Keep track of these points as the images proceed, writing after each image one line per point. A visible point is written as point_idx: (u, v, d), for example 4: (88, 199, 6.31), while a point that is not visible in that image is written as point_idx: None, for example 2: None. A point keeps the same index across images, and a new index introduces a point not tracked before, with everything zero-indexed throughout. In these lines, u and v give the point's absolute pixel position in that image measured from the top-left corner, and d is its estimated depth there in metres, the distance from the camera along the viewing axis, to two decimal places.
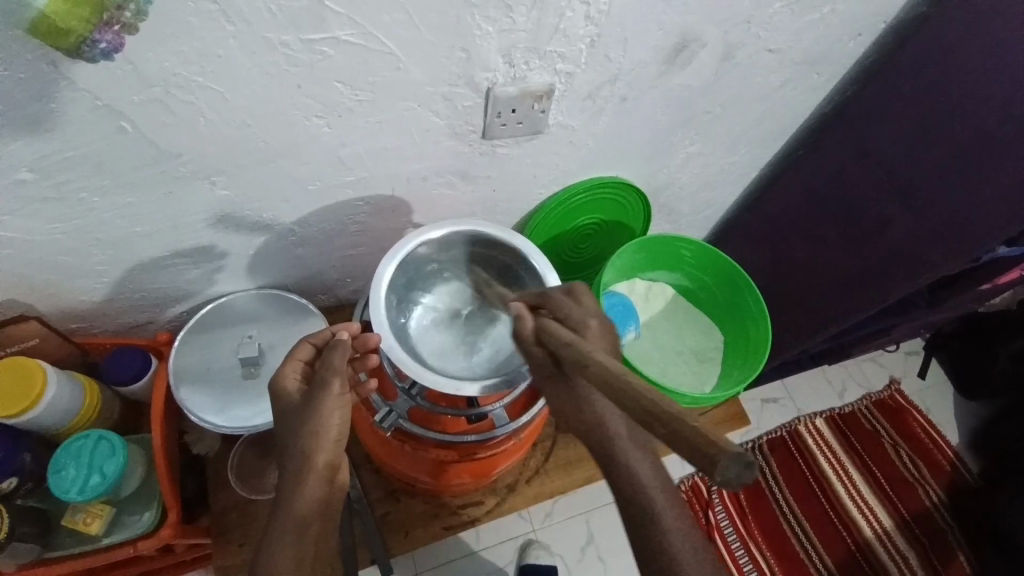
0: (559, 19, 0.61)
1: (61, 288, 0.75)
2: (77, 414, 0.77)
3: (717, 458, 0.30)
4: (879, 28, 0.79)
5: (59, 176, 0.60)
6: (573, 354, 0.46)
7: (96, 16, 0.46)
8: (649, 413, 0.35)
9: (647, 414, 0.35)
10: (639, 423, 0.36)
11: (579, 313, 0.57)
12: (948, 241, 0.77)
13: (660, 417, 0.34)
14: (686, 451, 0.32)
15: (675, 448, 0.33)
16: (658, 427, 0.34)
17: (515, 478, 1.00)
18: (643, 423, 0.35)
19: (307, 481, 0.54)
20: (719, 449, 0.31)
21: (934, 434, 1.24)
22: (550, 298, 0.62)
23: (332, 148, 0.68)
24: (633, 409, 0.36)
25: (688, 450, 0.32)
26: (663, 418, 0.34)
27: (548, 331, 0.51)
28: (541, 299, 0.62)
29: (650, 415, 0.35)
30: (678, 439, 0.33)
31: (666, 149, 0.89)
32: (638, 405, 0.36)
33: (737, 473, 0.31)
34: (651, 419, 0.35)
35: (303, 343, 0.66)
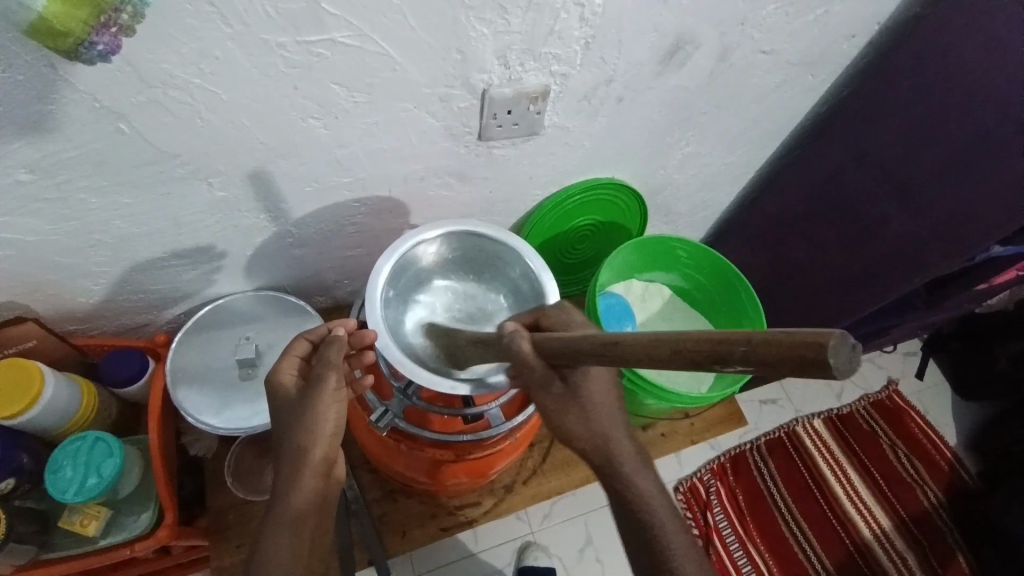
0: (555, 20, 0.62)
1: (60, 289, 0.75)
2: (74, 414, 0.77)
3: (823, 339, 0.34)
4: (872, 29, 0.80)
5: (58, 176, 0.60)
6: (597, 338, 0.49)
7: (94, 18, 0.45)
8: (725, 345, 0.39)
9: (718, 349, 0.39)
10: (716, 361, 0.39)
11: (574, 325, 0.64)
12: (948, 242, 0.76)
13: (745, 342, 0.38)
14: (781, 362, 0.36)
15: (766, 363, 0.36)
16: (740, 348, 0.38)
17: (513, 478, 0.99)
18: (723, 360, 0.39)
19: (304, 476, 0.55)
20: (821, 335, 0.35)
21: (932, 433, 1.23)
22: (541, 312, 0.67)
23: (330, 149, 0.68)
24: (705, 356, 0.40)
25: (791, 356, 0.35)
26: (745, 343, 0.38)
27: (552, 339, 0.54)
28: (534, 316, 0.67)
29: (727, 346, 0.39)
30: (768, 347, 0.36)
31: (663, 150, 0.89)
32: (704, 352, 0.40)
33: (847, 356, 0.34)
34: (729, 347, 0.39)
35: (298, 338, 0.64)
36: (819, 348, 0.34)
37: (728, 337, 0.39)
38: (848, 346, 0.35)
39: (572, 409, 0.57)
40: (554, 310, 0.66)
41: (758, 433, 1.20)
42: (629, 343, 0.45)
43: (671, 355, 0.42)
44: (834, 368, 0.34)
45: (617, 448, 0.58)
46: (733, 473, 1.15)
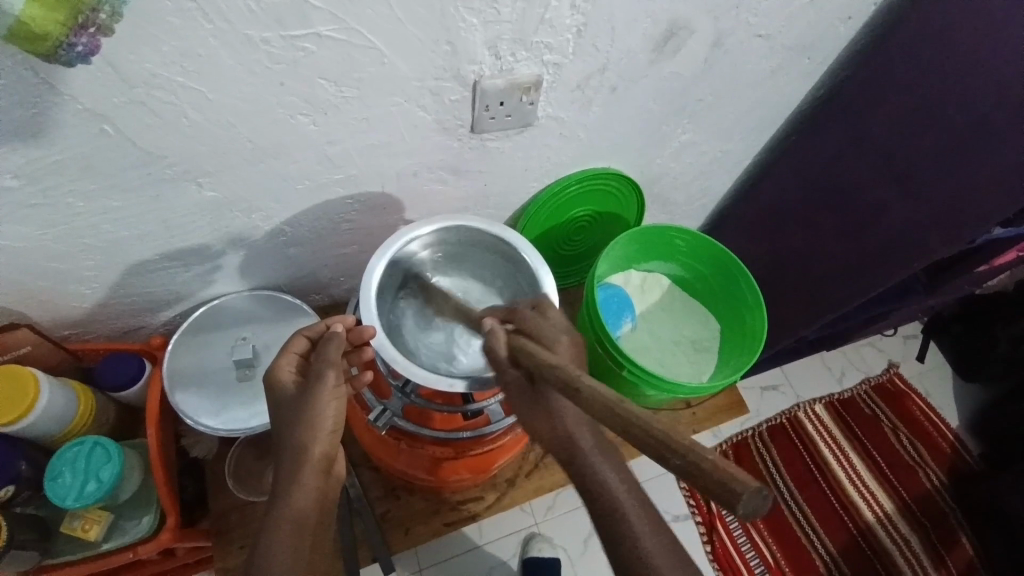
0: (545, 9, 0.60)
1: (53, 294, 0.75)
2: (72, 420, 0.77)
3: (746, 493, 0.32)
4: (868, 11, 0.79)
5: (45, 181, 0.59)
6: (557, 371, 0.47)
7: (71, 20, 0.44)
8: (661, 442, 0.36)
9: (659, 443, 0.36)
10: (653, 455, 0.36)
11: (549, 331, 0.60)
12: (947, 226, 0.75)
13: (671, 447, 0.35)
14: (707, 485, 0.33)
15: (694, 480, 0.34)
16: (673, 457, 0.35)
17: (514, 473, 0.99)
18: (659, 454, 0.36)
19: (304, 474, 0.55)
20: (744, 484, 0.32)
21: (933, 416, 1.24)
22: (518, 314, 0.64)
23: (321, 146, 0.67)
24: (643, 445, 0.37)
25: (713, 484, 0.33)
26: (681, 450, 0.35)
27: (524, 349, 0.54)
28: (509, 313, 0.65)
29: (672, 448, 0.35)
30: (697, 469, 0.34)
31: (659, 138, 0.88)
32: (650, 436, 0.37)
33: (756, 502, 0.32)
34: (666, 451, 0.36)
35: (297, 335, 0.65)
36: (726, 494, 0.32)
37: (668, 434, 0.36)
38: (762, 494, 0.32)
39: (538, 410, 0.57)
40: (532, 314, 0.64)
41: (759, 421, 1.19)
42: (584, 393, 0.42)
43: (615, 421, 0.39)
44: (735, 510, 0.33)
45: (582, 445, 0.54)
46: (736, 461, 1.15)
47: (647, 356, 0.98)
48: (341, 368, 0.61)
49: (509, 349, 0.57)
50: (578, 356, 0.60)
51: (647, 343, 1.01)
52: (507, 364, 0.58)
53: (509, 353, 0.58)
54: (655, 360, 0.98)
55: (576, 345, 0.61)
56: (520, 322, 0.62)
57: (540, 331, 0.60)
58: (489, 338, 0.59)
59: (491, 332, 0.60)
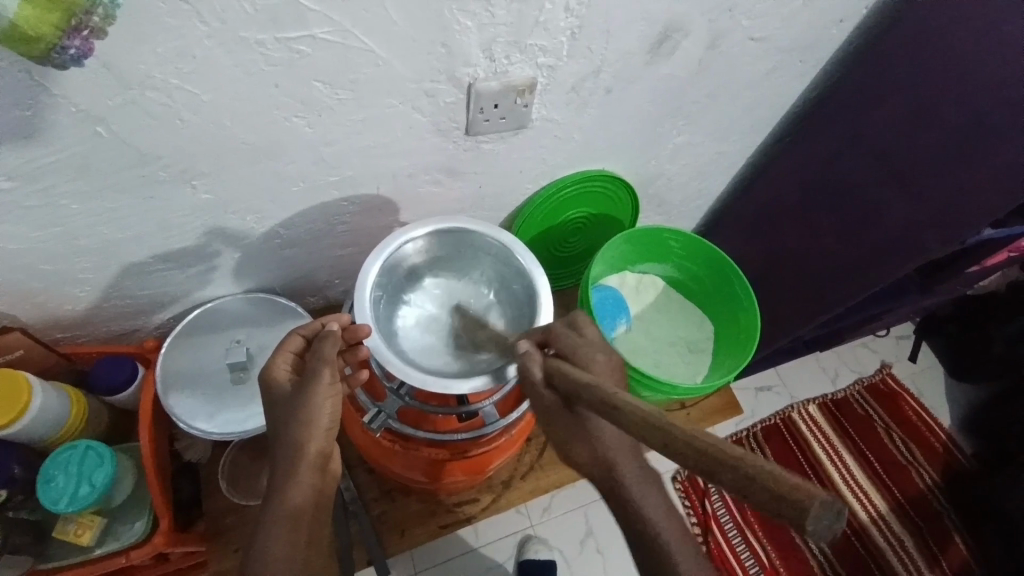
0: (540, 11, 0.61)
1: (46, 297, 0.74)
2: (65, 423, 0.76)
3: (808, 505, 0.30)
4: (859, 14, 0.79)
5: (39, 182, 0.59)
6: (594, 392, 0.47)
7: (66, 22, 0.44)
8: (713, 460, 0.34)
9: (712, 461, 0.35)
10: (705, 472, 0.35)
11: (584, 349, 0.59)
12: (943, 225, 0.75)
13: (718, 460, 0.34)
14: (766, 500, 0.31)
15: (746, 494, 0.33)
16: (724, 473, 0.34)
17: (510, 474, 1.00)
18: (709, 473, 0.35)
19: (300, 471, 0.55)
20: (807, 494, 0.30)
21: (925, 416, 1.25)
22: (552, 333, 0.63)
23: (316, 147, 0.67)
24: (694, 466, 0.36)
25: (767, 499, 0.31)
26: (733, 464, 0.34)
27: (558, 369, 0.54)
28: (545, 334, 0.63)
29: (721, 463, 0.34)
30: (751, 483, 0.32)
31: (654, 140, 0.89)
32: (699, 453, 0.35)
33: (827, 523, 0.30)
34: (715, 466, 0.34)
35: (292, 334, 0.64)
36: (794, 510, 0.30)
37: (718, 450, 0.35)
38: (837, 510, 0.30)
39: (579, 433, 0.55)
40: (567, 331, 0.62)
41: (753, 422, 1.20)
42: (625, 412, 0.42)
43: (663, 444, 0.38)
44: (805, 531, 0.30)
45: (621, 466, 0.53)
46: None
47: (643, 358, 0.99)
48: (337, 367, 0.61)
49: (545, 372, 0.56)
50: (615, 374, 0.58)
51: (643, 344, 1.01)
52: (542, 388, 0.57)
53: (544, 375, 0.57)
54: (650, 361, 0.98)
55: (612, 363, 0.59)
56: (559, 343, 0.61)
57: (574, 350, 0.59)
58: (523, 360, 0.58)
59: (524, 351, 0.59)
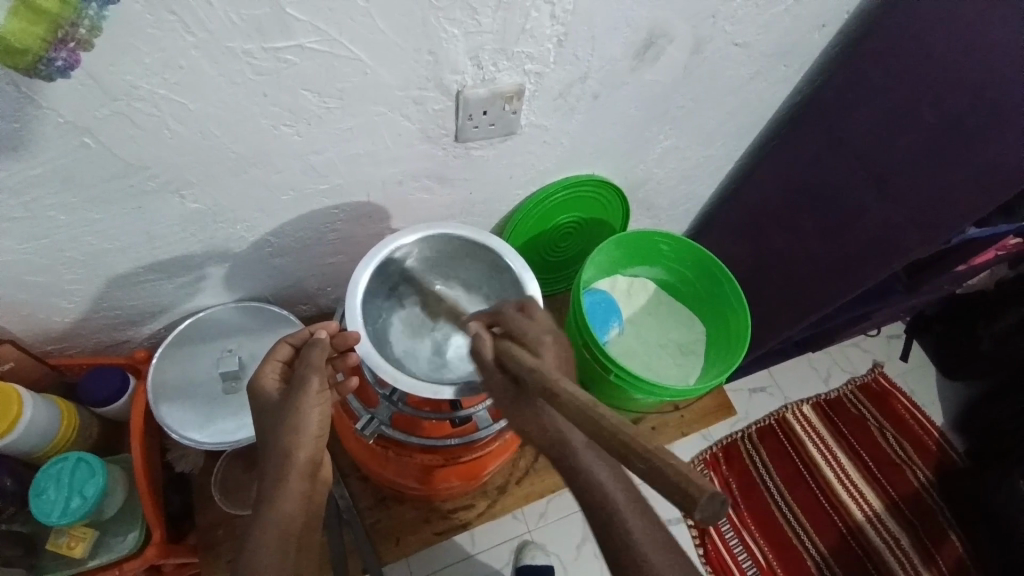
0: (525, 19, 0.61)
1: (34, 308, 0.74)
2: (54, 436, 0.76)
3: (695, 498, 0.33)
4: (842, 17, 0.80)
5: (26, 194, 0.59)
6: (539, 375, 0.47)
7: (51, 34, 0.45)
8: (627, 446, 0.37)
9: (625, 447, 0.37)
10: (616, 456, 0.37)
11: (532, 331, 0.58)
12: (926, 225, 0.76)
13: (637, 451, 0.36)
14: (669, 490, 0.34)
15: (656, 482, 0.35)
16: (638, 462, 0.36)
17: (505, 479, 0.99)
18: (621, 455, 0.37)
19: (290, 480, 0.54)
20: (699, 488, 0.33)
21: (918, 414, 1.26)
22: (503, 316, 0.62)
23: (305, 156, 0.67)
24: (612, 448, 0.38)
25: (677, 488, 0.34)
26: (644, 456, 0.36)
27: (509, 352, 0.54)
28: (494, 317, 0.63)
29: (633, 451, 0.36)
30: (660, 473, 0.34)
31: (642, 144, 0.89)
32: (616, 441, 0.37)
33: (714, 509, 0.33)
34: (631, 455, 0.36)
35: (280, 343, 0.64)
36: (683, 500, 0.33)
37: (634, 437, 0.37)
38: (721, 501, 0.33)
39: (528, 410, 0.55)
40: (516, 314, 0.62)
41: (748, 422, 1.20)
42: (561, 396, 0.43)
43: (585, 423, 0.40)
44: (693, 516, 0.33)
45: (573, 443, 0.53)
46: (726, 463, 1.16)
47: (635, 361, 0.99)
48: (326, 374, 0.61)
49: (495, 354, 0.56)
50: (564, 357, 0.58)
51: (634, 347, 1.01)
52: (493, 370, 0.56)
53: (495, 356, 0.56)
54: (642, 364, 0.99)
55: (560, 343, 0.59)
56: (507, 323, 0.61)
57: (522, 330, 0.59)
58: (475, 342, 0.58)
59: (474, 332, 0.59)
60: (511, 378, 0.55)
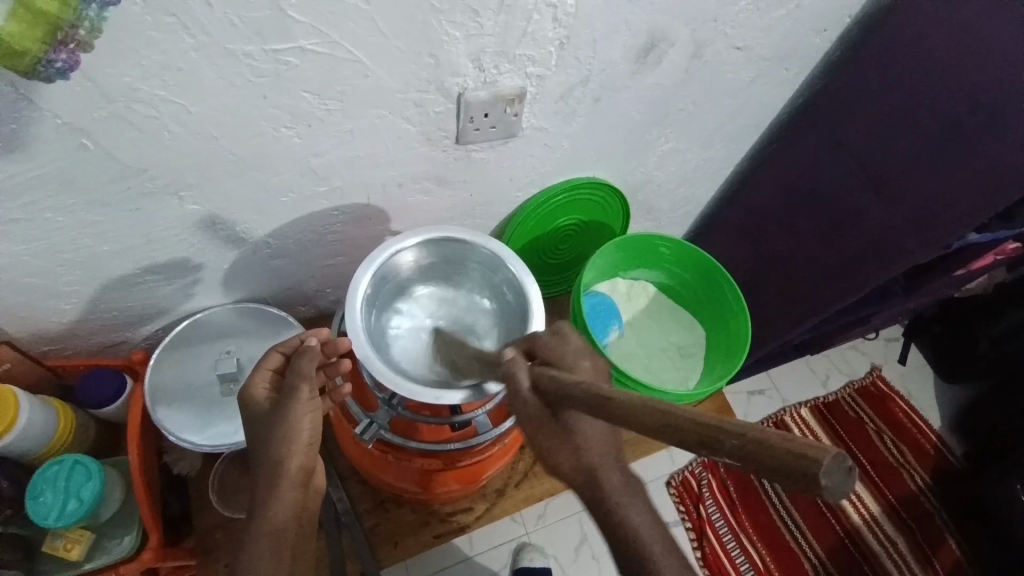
0: (527, 22, 0.61)
1: (31, 310, 0.74)
2: (51, 439, 0.75)
3: (813, 456, 0.31)
4: (843, 21, 0.80)
5: (23, 196, 0.58)
6: (589, 390, 0.46)
7: (50, 36, 0.44)
8: (709, 427, 0.36)
9: (711, 430, 0.36)
10: (706, 446, 0.36)
11: (570, 356, 0.57)
12: (926, 230, 0.76)
13: (726, 429, 0.35)
14: (764, 462, 0.33)
15: (750, 459, 0.33)
16: (729, 439, 0.35)
17: (504, 482, 0.99)
18: (709, 442, 0.36)
19: (281, 488, 0.55)
20: (815, 449, 0.31)
21: (916, 418, 1.26)
22: (538, 340, 0.60)
23: (305, 158, 0.67)
24: (690, 439, 0.36)
25: (775, 460, 0.32)
26: (730, 429, 0.35)
27: (551, 376, 0.51)
28: (529, 342, 0.60)
29: (718, 429, 0.35)
30: (757, 444, 0.33)
31: (643, 147, 0.89)
32: (697, 431, 0.36)
33: (838, 476, 0.31)
34: (715, 434, 0.35)
35: (270, 351, 0.63)
36: (802, 463, 0.31)
37: (716, 420, 0.36)
38: (840, 465, 0.31)
39: (561, 444, 0.52)
40: (551, 337, 0.59)
41: (746, 425, 1.20)
42: (620, 400, 0.42)
43: (658, 420, 0.39)
44: (819, 490, 0.31)
45: (605, 481, 0.52)
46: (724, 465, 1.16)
47: (635, 364, 0.99)
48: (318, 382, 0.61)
49: (532, 379, 0.53)
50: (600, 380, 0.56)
51: (634, 350, 1.01)
52: (528, 397, 0.53)
53: (531, 382, 0.53)
54: (641, 367, 0.99)
55: (598, 369, 0.57)
56: (542, 348, 0.58)
57: (558, 355, 0.57)
58: (509, 366, 0.54)
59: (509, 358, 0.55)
60: (548, 407, 0.52)
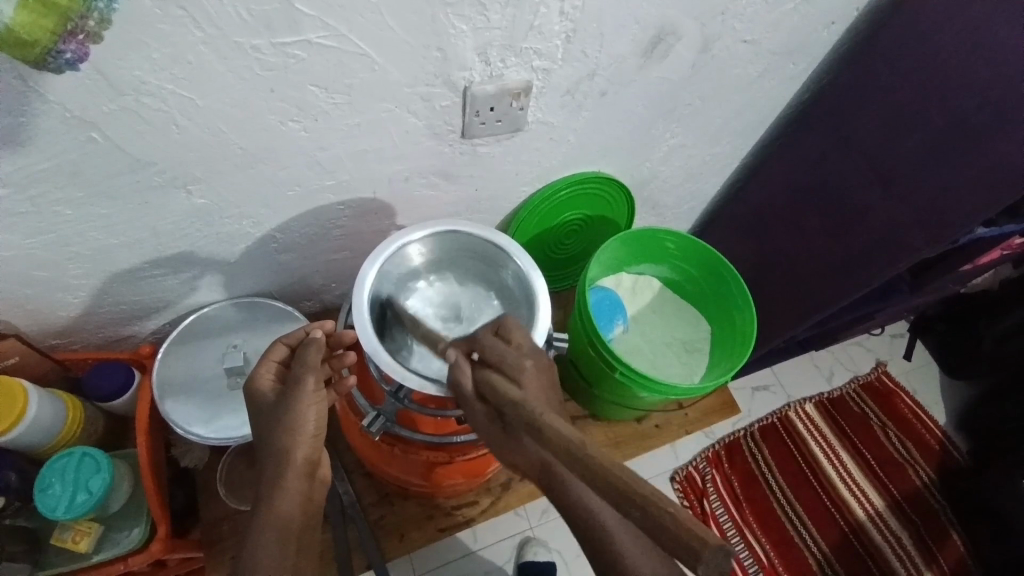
0: (534, 15, 0.61)
1: (39, 303, 0.74)
2: (61, 429, 0.76)
3: (702, 550, 0.32)
4: (851, 15, 0.80)
5: (33, 189, 0.59)
6: (522, 412, 0.47)
7: (61, 27, 0.44)
8: (623, 495, 0.36)
9: (620, 496, 0.36)
10: (614, 504, 0.36)
11: (511, 357, 0.57)
12: (932, 226, 0.76)
13: (635, 499, 0.35)
14: (666, 540, 0.34)
15: (651, 531, 0.34)
16: (632, 510, 0.35)
17: (509, 476, 0.99)
18: (619, 505, 0.36)
19: (287, 478, 0.55)
20: (701, 540, 0.32)
21: (922, 415, 1.26)
22: (479, 340, 0.61)
23: (311, 152, 0.67)
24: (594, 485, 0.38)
25: (674, 540, 0.33)
26: (639, 503, 0.35)
27: (489, 383, 0.54)
28: (471, 342, 0.61)
29: (628, 498, 0.35)
30: (662, 528, 0.34)
31: (648, 143, 0.89)
32: (608, 484, 0.37)
33: (723, 561, 0.32)
34: (624, 504, 0.36)
35: (276, 343, 0.64)
36: (689, 555, 0.32)
37: (629, 484, 0.36)
38: (728, 550, 0.32)
39: (513, 445, 0.57)
40: (495, 338, 0.60)
41: (750, 420, 1.20)
42: (549, 435, 0.43)
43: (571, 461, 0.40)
44: (697, 573, 0.33)
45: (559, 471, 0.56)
46: (728, 461, 1.16)
47: (640, 359, 0.99)
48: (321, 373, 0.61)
49: (476, 384, 0.56)
50: (546, 377, 0.57)
51: (639, 345, 1.01)
52: (473, 400, 0.57)
53: (473, 386, 0.57)
54: (646, 362, 0.99)
55: (540, 368, 0.58)
56: (485, 350, 0.59)
57: (501, 357, 0.57)
58: (454, 371, 0.58)
59: (451, 361, 0.59)
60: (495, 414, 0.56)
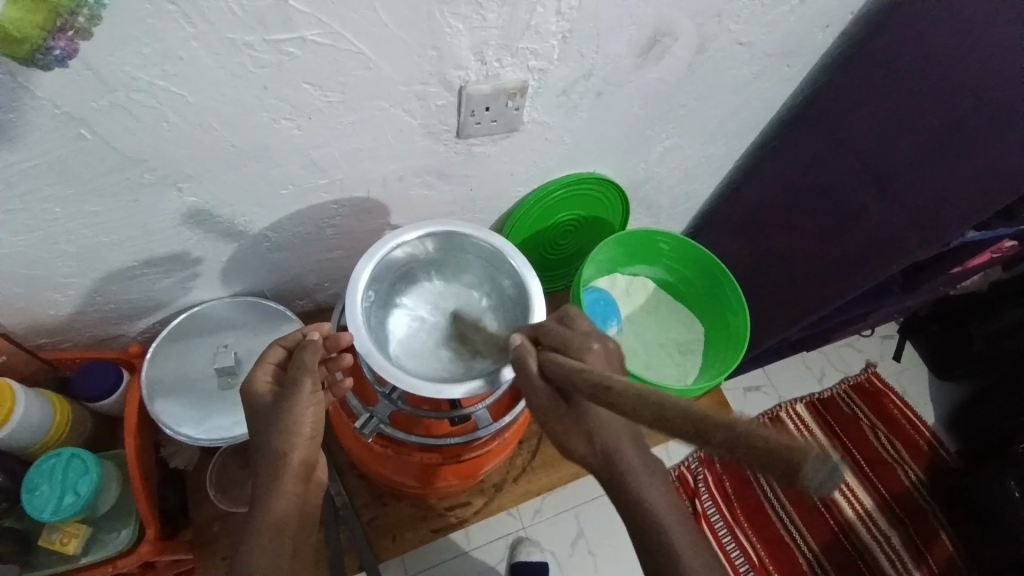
0: (531, 15, 0.61)
1: (26, 302, 0.73)
2: (49, 430, 0.75)
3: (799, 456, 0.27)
4: (846, 19, 0.80)
5: (20, 186, 0.58)
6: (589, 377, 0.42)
7: (50, 23, 0.43)
8: (694, 423, 0.32)
9: (697, 425, 0.32)
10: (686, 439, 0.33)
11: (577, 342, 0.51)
12: (924, 228, 0.76)
13: (710, 425, 0.31)
14: (746, 458, 0.30)
15: (738, 458, 0.30)
16: (713, 434, 0.31)
17: (503, 477, 0.99)
18: (694, 438, 0.32)
19: (284, 482, 0.54)
20: (801, 450, 0.28)
21: (910, 414, 1.26)
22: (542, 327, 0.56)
23: (305, 150, 0.66)
24: (681, 430, 0.33)
25: (765, 459, 0.29)
26: (718, 424, 0.31)
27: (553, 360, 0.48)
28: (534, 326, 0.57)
29: (706, 425, 0.31)
30: (740, 442, 0.30)
31: (644, 143, 0.89)
32: (682, 423, 0.33)
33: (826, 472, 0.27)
34: (704, 431, 0.31)
35: (274, 344, 0.63)
36: (786, 465, 0.27)
37: (705, 412, 0.32)
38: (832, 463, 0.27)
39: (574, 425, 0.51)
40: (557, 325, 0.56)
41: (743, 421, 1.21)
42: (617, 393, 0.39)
43: (652, 418, 0.35)
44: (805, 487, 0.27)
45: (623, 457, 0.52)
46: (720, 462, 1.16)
47: (634, 360, 0.99)
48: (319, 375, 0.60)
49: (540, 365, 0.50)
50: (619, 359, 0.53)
51: (634, 346, 1.01)
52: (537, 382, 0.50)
53: (539, 368, 0.51)
54: (640, 363, 0.99)
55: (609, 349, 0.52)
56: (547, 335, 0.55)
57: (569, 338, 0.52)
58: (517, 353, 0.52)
59: (517, 345, 0.53)
60: (556, 391, 0.50)
